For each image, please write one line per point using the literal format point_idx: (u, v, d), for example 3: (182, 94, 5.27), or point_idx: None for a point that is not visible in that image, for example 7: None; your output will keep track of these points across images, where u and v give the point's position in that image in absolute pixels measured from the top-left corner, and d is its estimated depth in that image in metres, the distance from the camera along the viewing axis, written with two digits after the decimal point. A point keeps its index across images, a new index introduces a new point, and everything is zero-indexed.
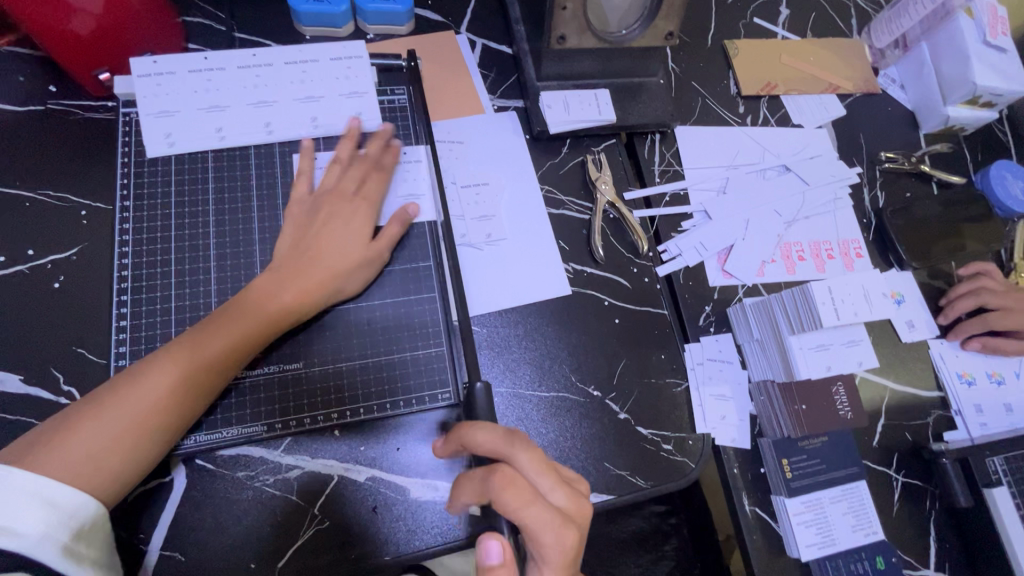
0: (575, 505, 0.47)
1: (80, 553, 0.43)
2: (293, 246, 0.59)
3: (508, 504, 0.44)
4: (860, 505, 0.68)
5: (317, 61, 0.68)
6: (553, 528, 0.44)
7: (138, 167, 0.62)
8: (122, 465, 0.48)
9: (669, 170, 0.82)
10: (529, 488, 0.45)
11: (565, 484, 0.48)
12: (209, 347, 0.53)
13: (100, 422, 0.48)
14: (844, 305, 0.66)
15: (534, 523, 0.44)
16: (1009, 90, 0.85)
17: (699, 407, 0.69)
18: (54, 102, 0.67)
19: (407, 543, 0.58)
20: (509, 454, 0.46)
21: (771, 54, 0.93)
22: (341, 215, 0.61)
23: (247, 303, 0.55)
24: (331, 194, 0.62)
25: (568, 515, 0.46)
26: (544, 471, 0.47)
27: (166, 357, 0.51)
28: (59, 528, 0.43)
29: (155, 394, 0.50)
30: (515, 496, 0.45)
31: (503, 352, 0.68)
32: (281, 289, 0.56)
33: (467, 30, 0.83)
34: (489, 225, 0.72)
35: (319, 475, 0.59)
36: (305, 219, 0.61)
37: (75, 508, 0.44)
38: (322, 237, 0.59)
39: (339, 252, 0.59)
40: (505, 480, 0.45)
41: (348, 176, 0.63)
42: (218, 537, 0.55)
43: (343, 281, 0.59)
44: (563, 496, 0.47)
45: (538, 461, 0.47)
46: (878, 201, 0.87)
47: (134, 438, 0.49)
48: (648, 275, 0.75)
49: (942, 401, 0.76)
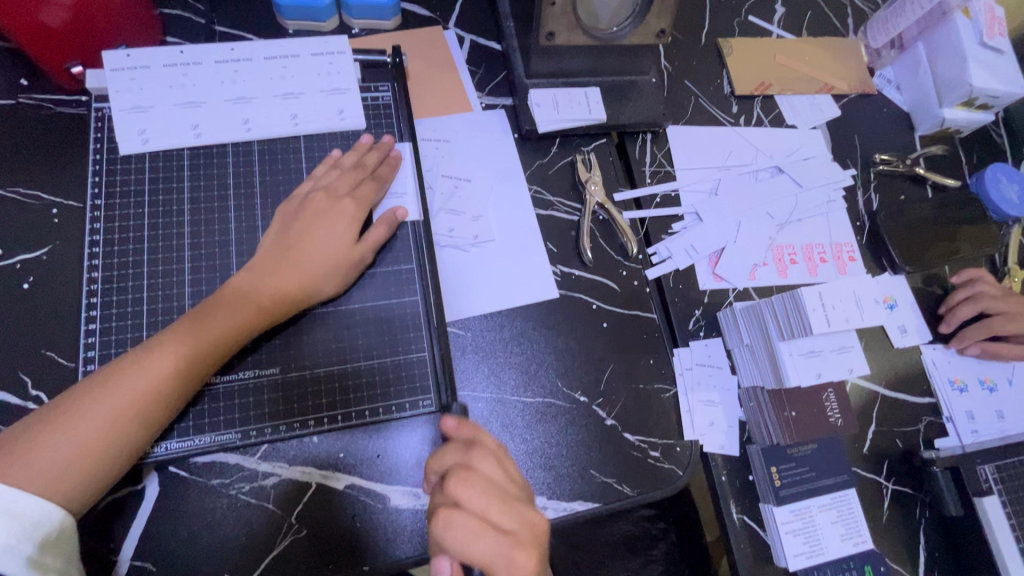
0: (527, 526, 0.46)
1: (45, 563, 0.42)
2: (272, 247, 0.58)
3: (456, 543, 0.44)
4: (850, 514, 0.67)
5: (298, 56, 0.66)
6: (504, 560, 0.43)
7: (110, 165, 0.60)
8: (87, 477, 0.46)
9: (660, 170, 0.80)
10: (477, 522, 0.44)
11: (510, 504, 0.46)
12: (178, 353, 0.51)
13: (63, 431, 0.46)
14: (835, 312, 0.65)
15: (485, 560, 0.43)
16: (1004, 92, 0.84)
17: (687, 413, 0.68)
18: (25, 95, 0.64)
19: (387, 552, 0.56)
20: (453, 492, 0.46)
21: (765, 53, 0.91)
22: (325, 215, 0.59)
23: (216, 307, 0.53)
24: (319, 191, 0.60)
25: (522, 539, 0.45)
26: (490, 498, 0.46)
27: (134, 364, 0.49)
28: (20, 540, 0.42)
29: (122, 401, 0.48)
30: (463, 533, 0.44)
31: (488, 356, 0.66)
32: (261, 290, 0.55)
33: (456, 25, 0.81)
34: (473, 225, 0.71)
35: (297, 482, 0.57)
36: (288, 219, 0.59)
37: (40, 518, 0.43)
38: (303, 238, 0.57)
39: (317, 254, 0.57)
40: (445, 520, 0.44)
41: (341, 180, 0.61)
42: (190, 546, 0.54)
43: (323, 282, 0.57)
44: (514, 519, 0.45)
45: (483, 492, 0.46)
46: (871, 204, 0.86)
47: (95, 449, 0.47)
48: (636, 278, 0.73)
49: (933, 407, 0.76)
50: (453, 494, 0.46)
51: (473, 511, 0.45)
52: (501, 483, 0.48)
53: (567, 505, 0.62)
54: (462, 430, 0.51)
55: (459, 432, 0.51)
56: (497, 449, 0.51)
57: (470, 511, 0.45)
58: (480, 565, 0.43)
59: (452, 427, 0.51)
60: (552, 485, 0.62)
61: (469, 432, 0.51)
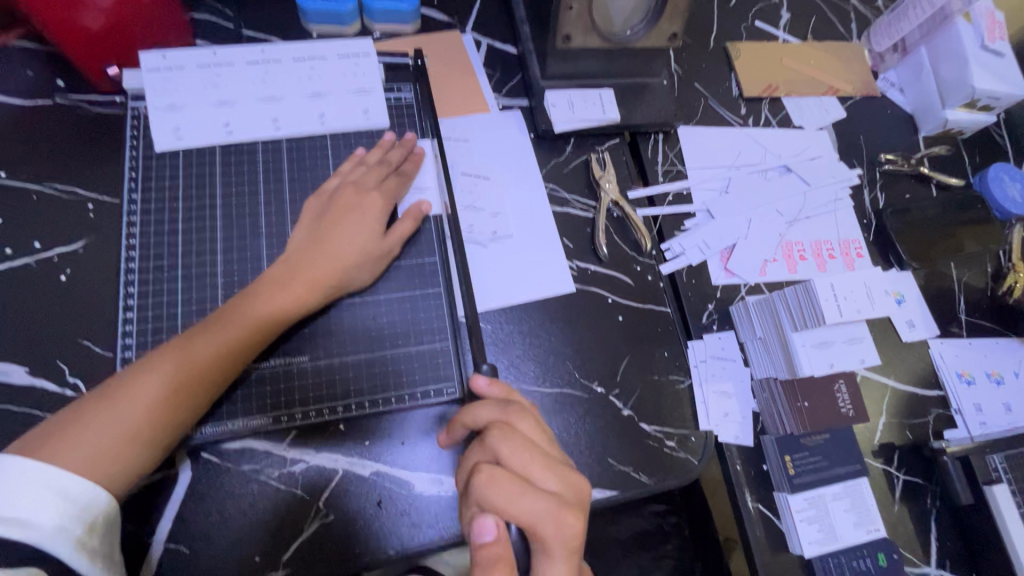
0: (572, 487, 0.48)
1: (91, 546, 0.45)
2: (305, 239, 0.60)
3: (495, 499, 0.45)
4: (862, 503, 0.68)
5: (325, 58, 0.69)
6: (550, 514, 0.45)
7: (146, 161, 0.63)
8: (130, 458, 0.48)
9: (672, 169, 0.83)
10: (517, 481, 0.46)
11: (553, 467, 0.48)
12: (217, 341, 0.52)
13: (107, 414, 0.48)
14: (847, 302, 0.67)
15: (528, 514, 0.45)
16: (1006, 94, 0.87)
17: (702, 403, 0.70)
18: (61, 96, 0.67)
19: (411, 538, 0.58)
20: (494, 448, 0.48)
21: (772, 56, 0.94)
22: (355, 209, 0.61)
23: (253, 298, 0.55)
24: (346, 186, 0.62)
25: (565, 498, 0.47)
26: (532, 457, 0.47)
27: (174, 352, 0.51)
28: (73, 522, 0.44)
29: (165, 385, 0.50)
30: (504, 489, 0.45)
31: (507, 348, 0.68)
32: (296, 280, 0.57)
33: (473, 30, 0.84)
34: (492, 221, 0.73)
35: (324, 469, 0.59)
36: (317, 213, 0.61)
37: (88, 500, 0.45)
38: (334, 230, 0.60)
39: (349, 245, 0.59)
40: (489, 475, 0.45)
41: (367, 175, 0.64)
42: (222, 529, 0.55)
43: (355, 273, 0.60)
44: (558, 481, 0.47)
45: (524, 449, 0.48)
46: (878, 202, 0.88)
47: (137, 432, 0.48)
48: (650, 273, 0.75)
49: (942, 400, 0.77)
50: (494, 449, 0.48)
51: (514, 466, 0.47)
52: (541, 443, 0.50)
53: None
54: (493, 389, 0.54)
55: (490, 392, 0.54)
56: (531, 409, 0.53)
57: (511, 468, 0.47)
58: (524, 523, 0.45)
59: (484, 386, 0.53)
60: None
61: (501, 391, 0.54)
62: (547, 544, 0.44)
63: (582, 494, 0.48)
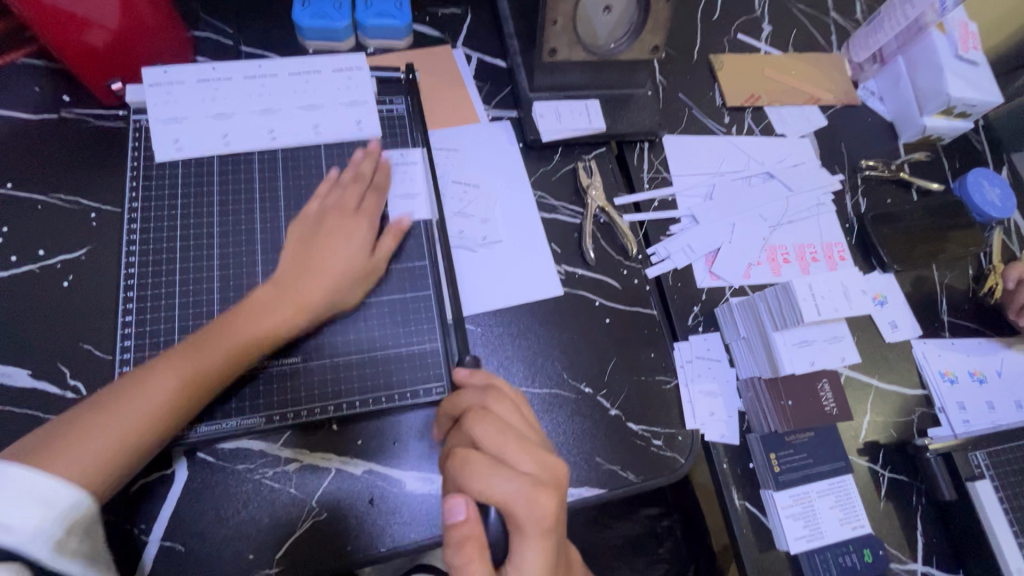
0: (545, 469, 0.46)
1: (70, 547, 0.43)
2: (295, 258, 0.61)
3: (471, 480, 0.45)
4: (847, 499, 0.69)
5: (320, 72, 0.72)
6: (523, 497, 0.44)
7: (146, 170, 0.65)
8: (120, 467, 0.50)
9: (657, 177, 0.85)
10: (490, 463, 0.46)
11: (533, 451, 0.47)
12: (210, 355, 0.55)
13: (99, 425, 0.49)
14: (824, 301, 0.68)
15: (502, 496, 0.44)
16: (980, 101, 0.90)
17: (688, 403, 0.71)
18: (67, 110, 0.70)
19: (402, 535, 0.59)
20: (470, 433, 0.48)
21: (754, 67, 0.97)
22: (339, 230, 0.63)
23: (247, 313, 0.58)
24: (329, 209, 0.64)
25: (539, 478, 0.46)
26: (509, 440, 0.47)
27: (165, 366, 0.53)
28: (53, 524, 0.43)
29: (157, 399, 0.52)
30: (475, 471, 0.46)
31: (496, 349, 0.70)
32: (286, 298, 0.59)
33: (464, 44, 0.87)
34: (483, 227, 0.75)
35: (317, 468, 0.60)
36: (300, 236, 0.63)
37: (68, 503, 0.44)
38: (320, 251, 0.61)
39: (341, 264, 0.61)
40: (464, 459, 0.46)
41: (348, 194, 0.65)
42: (217, 527, 0.56)
43: (344, 292, 0.61)
44: (532, 462, 0.46)
45: (501, 433, 0.48)
46: (859, 207, 0.91)
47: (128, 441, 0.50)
48: (637, 277, 0.77)
49: (926, 399, 0.79)
50: (471, 435, 0.48)
51: (490, 451, 0.47)
52: (521, 430, 0.50)
53: (574, 491, 0.64)
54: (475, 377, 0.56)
55: (477, 379, 0.55)
56: (514, 396, 0.53)
57: (486, 451, 0.47)
58: (498, 504, 0.44)
59: (465, 376, 0.56)
60: None
61: (483, 377, 0.56)
62: (521, 527, 0.44)
63: (560, 478, 0.47)
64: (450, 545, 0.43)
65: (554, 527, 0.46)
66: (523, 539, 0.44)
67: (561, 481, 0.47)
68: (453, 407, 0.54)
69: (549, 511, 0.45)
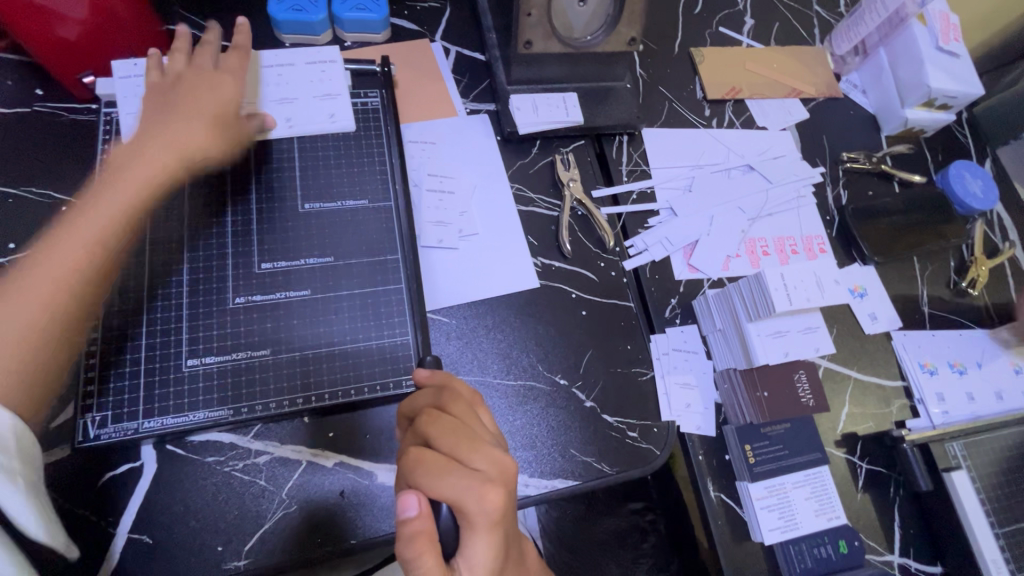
0: (499, 466, 0.46)
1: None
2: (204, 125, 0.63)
3: (422, 479, 0.44)
4: (823, 490, 0.69)
5: (294, 67, 0.72)
6: (474, 494, 0.44)
7: (116, 162, 0.65)
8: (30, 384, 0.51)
9: (636, 169, 0.85)
10: (442, 460, 0.45)
11: (486, 448, 0.46)
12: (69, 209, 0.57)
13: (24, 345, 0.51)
14: (796, 291, 0.68)
15: (453, 494, 0.44)
16: (961, 93, 0.90)
17: (664, 395, 0.71)
18: (40, 104, 0.70)
19: (373, 527, 0.59)
20: (423, 431, 0.47)
21: (735, 60, 0.97)
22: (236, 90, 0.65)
23: (115, 158, 0.59)
24: (246, 166, 0.65)
25: (490, 475, 0.45)
26: (460, 438, 0.46)
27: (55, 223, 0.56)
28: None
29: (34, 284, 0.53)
30: (426, 469, 0.45)
31: (471, 342, 0.70)
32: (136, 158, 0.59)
33: (442, 38, 0.87)
34: (459, 221, 0.75)
35: (288, 460, 0.60)
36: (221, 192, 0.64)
37: None
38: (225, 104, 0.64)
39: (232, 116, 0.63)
40: (417, 458, 0.45)
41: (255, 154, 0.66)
42: (185, 520, 0.56)
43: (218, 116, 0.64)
44: (485, 459, 0.46)
45: (453, 431, 0.47)
46: (840, 199, 0.91)
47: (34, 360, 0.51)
48: (614, 269, 0.77)
49: (904, 390, 0.79)
50: (424, 433, 0.47)
51: (443, 450, 0.46)
52: (475, 427, 0.49)
53: (548, 483, 0.64)
54: (434, 378, 0.55)
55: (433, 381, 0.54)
56: (470, 395, 0.52)
57: (439, 449, 0.46)
58: (448, 501, 0.44)
59: (424, 376, 0.55)
60: (534, 463, 0.65)
61: (441, 378, 0.55)
62: (470, 522, 0.44)
63: (512, 476, 0.46)
64: (400, 542, 0.42)
65: (506, 523, 0.45)
66: (472, 534, 0.44)
67: (512, 478, 0.46)
68: (408, 408, 0.52)
69: (498, 507, 0.44)
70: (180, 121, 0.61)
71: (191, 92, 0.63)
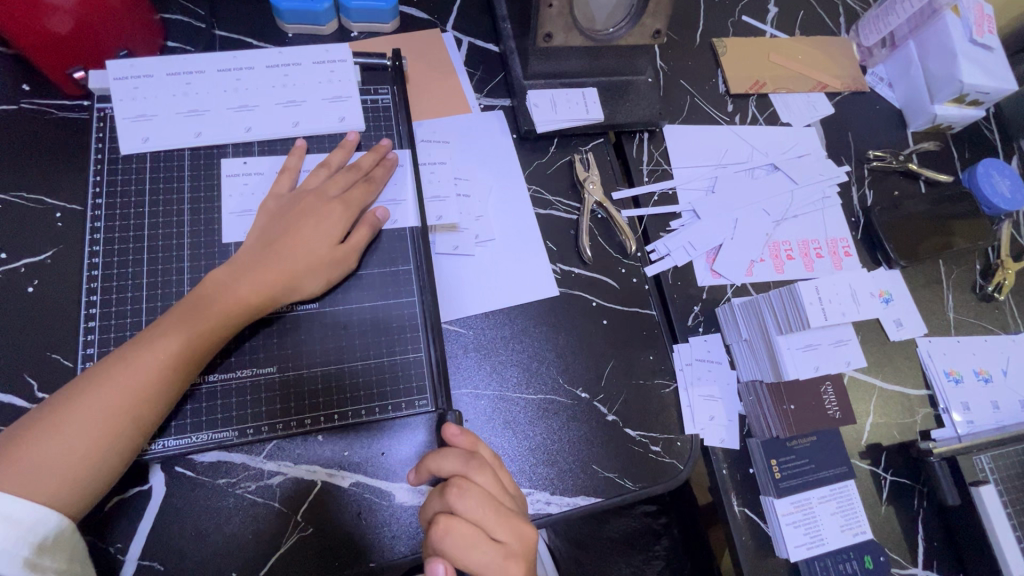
0: (520, 539, 0.48)
1: (44, 565, 0.43)
2: (263, 238, 0.58)
3: (449, 549, 0.47)
4: (848, 505, 0.68)
5: (299, 64, 0.67)
6: (496, 568, 0.46)
7: (112, 164, 0.61)
8: (80, 481, 0.47)
9: (657, 169, 0.81)
10: (470, 532, 0.47)
11: (510, 520, 0.48)
12: (203, 323, 0.53)
13: (49, 444, 0.47)
14: (831, 306, 0.66)
15: (476, 567, 0.46)
16: (994, 88, 0.86)
17: (688, 407, 0.69)
18: (26, 101, 0.65)
19: (392, 549, 0.57)
20: (450, 502, 0.48)
21: (759, 52, 0.93)
22: (314, 214, 0.59)
23: (203, 297, 0.54)
24: (308, 193, 0.61)
25: (513, 550, 0.47)
26: (487, 510, 0.48)
27: (152, 342, 0.51)
28: (18, 544, 0.43)
29: (108, 402, 0.49)
30: (455, 543, 0.47)
31: (490, 354, 0.67)
32: (238, 284, 0.55)
33: (454, 28, 0.82)
34: (475, 226, 0.72)
35: (302, 481, 0.58)
36: (276, 214, 0.60)
37: (36, 522, 0.44)
38: (291, 233, 0.58)
39: (303, 254, 0.58)
40: (444, 528, 0.47)
41: (332, 181, 0.62)
42: (198, 545, 0.54)
43: (304, 280, 0.58)
44: (508, 532, 0.48)
45: (481, 504, 0.48)
46: (866, 199, 0.87)
47: (76, 462, 0.47)
48: (636, 276, 0.74)
49: (929, 398, 0.77)
50: (451, 503, 0.48)
51: (469, 520, 0.48)
52: (499, 495, 0.50)
53: (569, 500, 0.62)
54: (463, 437, 0.52)
55: (461, 441, 0.52)
56: (492, 461, 0.53)
57: (466, 520, 0.48)
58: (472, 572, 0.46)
59: (454, 435, 0.52)
60: (555, 480, 0.63)
61: (470, 441, 0.52)
62: None
63: (530, 546, 0.49)
64: None
65: None
66: None
67: (531, 548, 0.49)
68: (433, 468, 0.51)
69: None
70: (293, 247, 0.57)
71: (294, 232, 0.58)
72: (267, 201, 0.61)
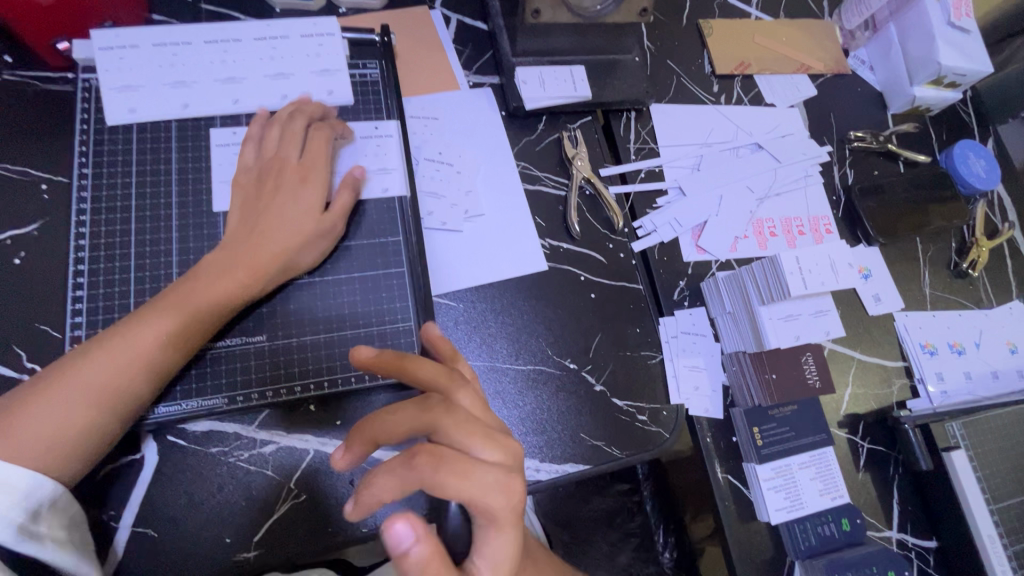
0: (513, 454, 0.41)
1: (39, 531, 0.45)
2: (248, 214, 0.58)
3: (436, 480, 0.38)
4: (827, 470, 0.70)
5: (287, 38, 0.67)
6: (497, 490, 0.39)
7: (98, 136, 0.61)
8: (72, 451, 0.48)
9: (644, 147, 0.83)
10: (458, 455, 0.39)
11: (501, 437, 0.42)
12: (197, 300, 0.53)
13: (43, 413, 0.47)
14: (811, 275, 0.68)
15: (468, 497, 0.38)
16: (971, 71, 0.88)
17: (673, 378, 0.70)
18: (9, 72, 0.64)
19: (384, 515, 0.58)
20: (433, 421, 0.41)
21: (745, 33, 0.94)
22: (287, 185, 0.58)
23: (202, 275, 0.54)
24: (274, 158, 0.60)
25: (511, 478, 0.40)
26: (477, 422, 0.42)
27: (147, 317, 0.51)
28: (14, 510, 0.44)
29: (103, 375, 0.49)
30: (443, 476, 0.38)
31: (480, 326, 0.68)
32: (239, 261, 0.55)
33: (442, 5, 0.82)
34: (466, 200, 0.72)
35: (295, 450, 0.58)
36: (252, 188, 0.59)
37: (29, 488, 0.45)
38: (275, 208, 0.58)
39: (299, 232, 0.58)
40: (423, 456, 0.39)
41: (293, 142, 0.60)
42: (192, 512, 0.55)
43: (298, 256, 0.58)
44: (498, 451, 0.41)
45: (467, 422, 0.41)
46: (847, 178, 0.89)
47: (70, 432, 0.47)
48: (623, 250, 0.75)
49: (905, 369, 0.80)
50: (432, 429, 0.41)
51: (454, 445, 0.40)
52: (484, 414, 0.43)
53: (558, 467, 0.64)
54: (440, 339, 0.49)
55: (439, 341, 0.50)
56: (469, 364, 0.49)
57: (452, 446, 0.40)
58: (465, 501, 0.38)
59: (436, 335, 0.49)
60: (544, 448, 0.64)
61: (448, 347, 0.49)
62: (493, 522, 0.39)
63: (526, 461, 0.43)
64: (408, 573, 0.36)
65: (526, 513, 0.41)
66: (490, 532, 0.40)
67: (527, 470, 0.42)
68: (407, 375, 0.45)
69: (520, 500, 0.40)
70: (286, 223, 0.58)
71: (277, 205, 0.58)
72: (236, 170, 0.60)
